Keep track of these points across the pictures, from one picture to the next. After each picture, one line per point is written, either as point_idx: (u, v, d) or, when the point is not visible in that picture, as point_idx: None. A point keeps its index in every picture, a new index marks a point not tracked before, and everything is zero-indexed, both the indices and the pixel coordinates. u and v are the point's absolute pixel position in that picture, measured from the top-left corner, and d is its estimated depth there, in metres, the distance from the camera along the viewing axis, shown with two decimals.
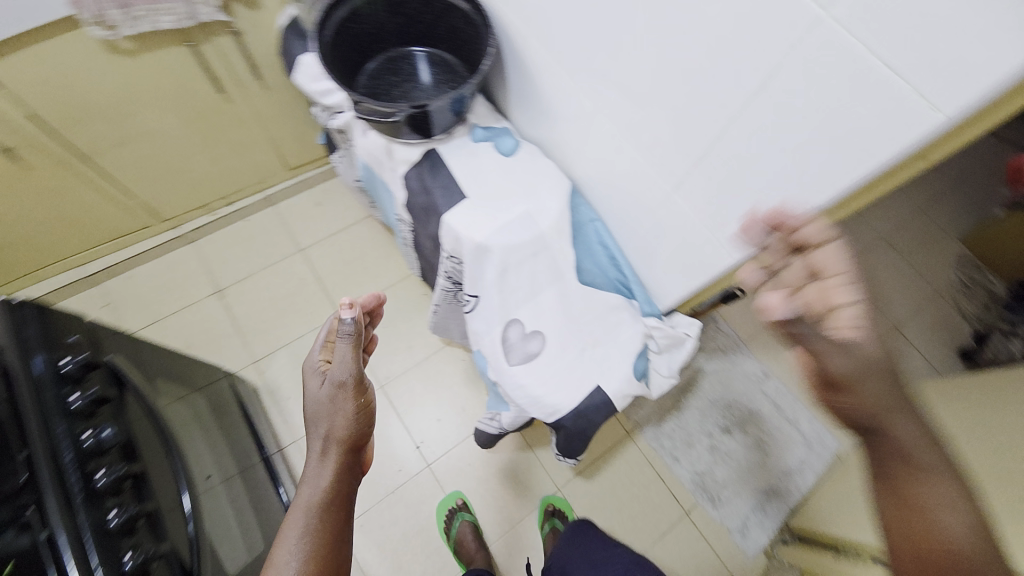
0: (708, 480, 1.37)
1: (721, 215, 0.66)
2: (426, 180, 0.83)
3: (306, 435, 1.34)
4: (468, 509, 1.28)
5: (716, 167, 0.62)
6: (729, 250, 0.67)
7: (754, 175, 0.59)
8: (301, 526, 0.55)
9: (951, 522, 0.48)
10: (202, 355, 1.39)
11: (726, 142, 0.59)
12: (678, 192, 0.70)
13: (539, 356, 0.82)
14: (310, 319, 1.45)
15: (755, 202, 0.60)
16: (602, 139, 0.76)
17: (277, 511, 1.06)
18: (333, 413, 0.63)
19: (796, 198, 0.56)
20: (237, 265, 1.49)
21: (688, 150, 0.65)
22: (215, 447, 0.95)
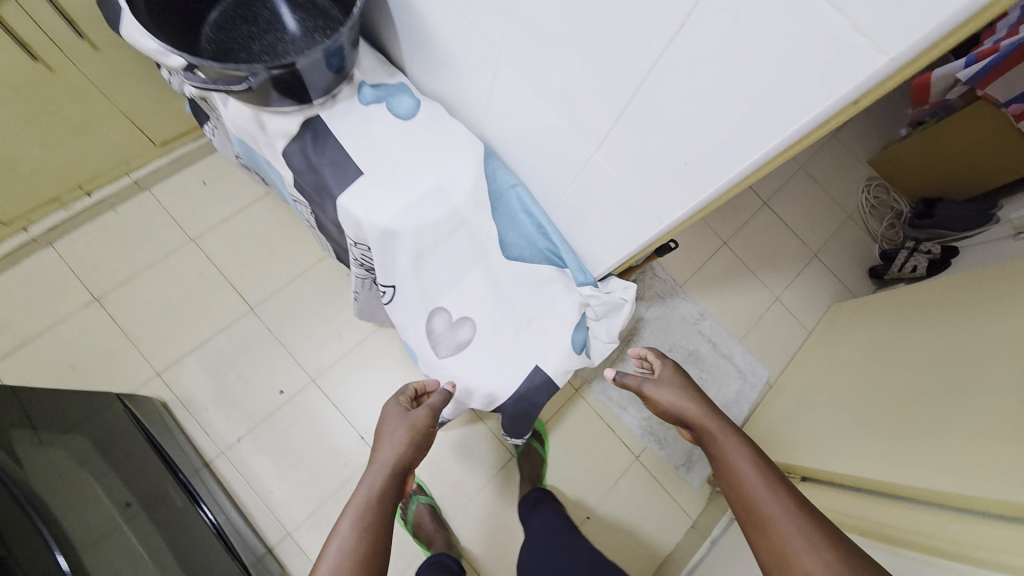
0: (654, 424, 1.42)
1: (651, 176, 0.59)
2: (311, 157, 0.70)
3: (234, 444, 1.23)
4: (423, 491, 1.24)
5: (641, 123, 0.55)
6: (661, 214, 0.62)
7: (681, 130, 0.52)
8: (344, 540, 0.56)
9: (745, 469, 0.67)
10: (93, 376, 1.20)
11: (650, 94, 0.52)
12: (603, 154, 0.62)
13: (469, 344, 0.76)
14: (218, 317, 1.28)
15: (686, 160, 0.54)
16: (514, 93, 0.66)
17: (207, 538, 0.96)
18: (405, 434, 0.66)
19: (725, 155, 0.50)
20: (116, 266, 1.27)
21: (609, 105, 0.56)
22: (108, 493, 0.82)
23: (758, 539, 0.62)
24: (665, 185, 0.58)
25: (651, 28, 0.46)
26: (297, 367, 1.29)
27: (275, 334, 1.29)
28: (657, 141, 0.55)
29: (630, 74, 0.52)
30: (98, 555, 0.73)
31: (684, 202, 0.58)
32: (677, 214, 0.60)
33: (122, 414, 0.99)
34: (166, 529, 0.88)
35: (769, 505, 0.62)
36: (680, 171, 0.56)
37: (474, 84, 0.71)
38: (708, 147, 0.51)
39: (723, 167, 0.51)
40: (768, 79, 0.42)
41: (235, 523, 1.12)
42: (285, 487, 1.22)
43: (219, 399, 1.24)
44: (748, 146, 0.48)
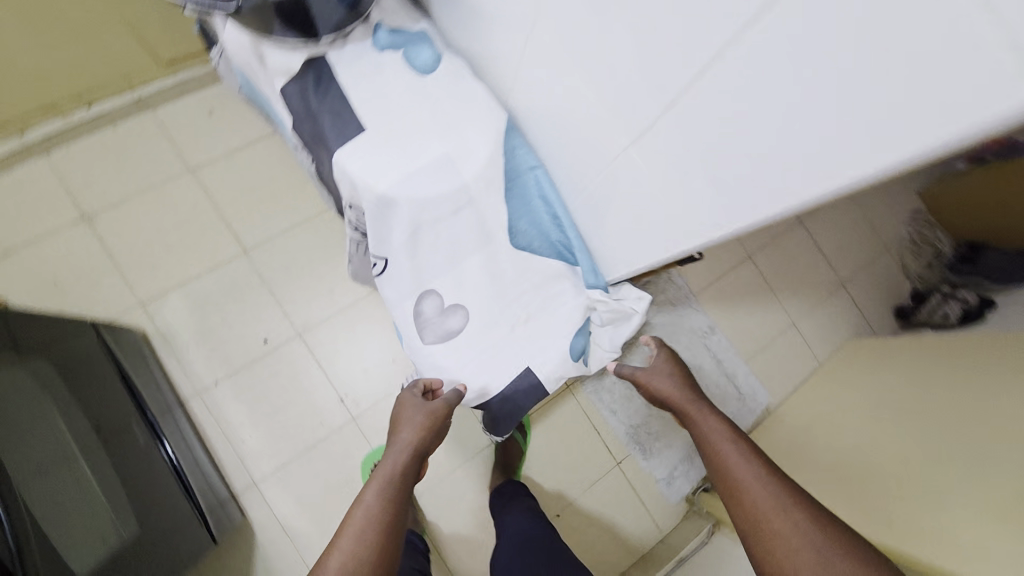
0: (642, 432, 1.37)
1: (693, 183, 0.51)
2: (310, 102, 0.62)
3: (211, 387, 1.20)
4: None
5: (693, 119, 0.46)
6: (695, 229, 0.54)
7: (737, 138, 0.43)
8: (366, 514, 0.56)
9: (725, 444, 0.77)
10: (76, 296, 1.17)
11: (709, 87, 0.42)
12: (643, 147, 0.54)
13: (460, 334, 0.69)
14: (209, 255, 1.23)
15: (736, 175, 0.45)
16: (552, 60, 0.57)
17: (167, 479, 0.93)
18: (416, 418, 0.65)
19: (780, 181, 0.41)
20: (110, 186, 1.21)
21: (660, 92, 0.48)
22: (57, 428, 0.76)
23: (731, 505, 0.72)
24: (707, 196, 0.50)
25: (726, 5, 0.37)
26: (284, 319, 1.24)
27: (266, 281, 1.24)
28: (707, 144, 0.46)
29: (689, 58, 0.43)
30: (40, 494, 0.68)
31: (724, 221, 0.50)
32: (715, 232, 0.52)
33: (92, 342, 0.95)
34: (123, 467, 0.84)
35: (744, 475, 0.72)
36: (727, 185, 0.47)
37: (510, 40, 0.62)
38: (765, 165, 0.42)
39: (776, 194, 0.42)
40: (851, 103, 0.32)
41: (202, 466, 1.11)
42: (256, 438, 1.20)
43: (200, 339, 1.20)
44: (808, 177, 0.39)
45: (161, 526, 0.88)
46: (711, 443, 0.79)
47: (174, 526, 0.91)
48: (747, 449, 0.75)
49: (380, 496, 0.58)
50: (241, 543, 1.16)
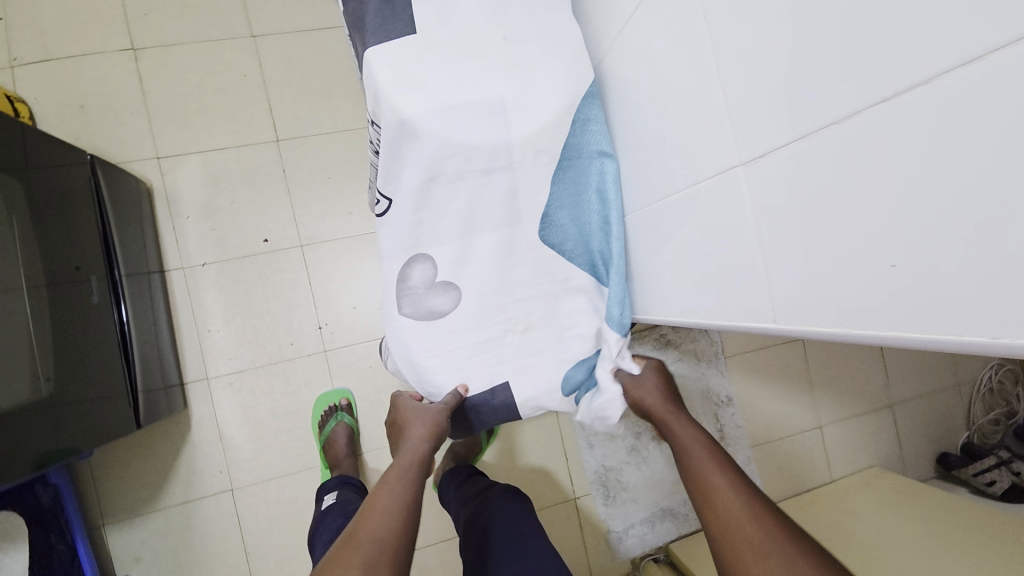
0: (612, 477, 1.25)
1: (803, 247, 0.35)
2: None
3: (198, 266, 1.13)
4: (349, 412, 1.13)
5: (848, 157, 0.30)
6: (778, 307, 0.38)
7: (911, 210, 0.26)
8: (386, 501, 0.50)
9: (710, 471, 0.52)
10: (98, 124, 1.10)
11: (900, 113, 0.26)
12: (755, 173, 0.38)
13: (441, 320, 0.57)
14: (241, 132, 1.14)
15: (881, 263, 0.29)
16: (676, 19, 0.42)
17: (109, 344, 0.90)
18: (426, 409, 0.58)
19: (956, 302, 0.25)
20: (166, 25, 1.13)
21: (815, 103, 0.31)
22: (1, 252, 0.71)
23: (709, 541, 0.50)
24: (814, 273, 0.34)
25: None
26: (291, 224, 1.15)
27: (286, 178, 1.15)
28: (851, 202, 0.30)
29: (885, 61, 0.26)
30: None
31: (827, 316, 0.34)
32: (806, 324, 0.36)
33: (81, 178, 0.90)
34: (60, 312, 0.80)
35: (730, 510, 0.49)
36: (855, 271, 0.31)
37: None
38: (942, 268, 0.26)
39: (938, 316, 0.26)
40: None
41: (160, 342, 1.05)
42: (224, 333, 1.13)
43: (203, 215, 1.13)
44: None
45: (82, 394, 0.83)
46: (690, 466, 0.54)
47: (97, 395, 0.86)
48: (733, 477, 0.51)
49: (400, 486, 0.51)
50: (174, 432, 1.11)
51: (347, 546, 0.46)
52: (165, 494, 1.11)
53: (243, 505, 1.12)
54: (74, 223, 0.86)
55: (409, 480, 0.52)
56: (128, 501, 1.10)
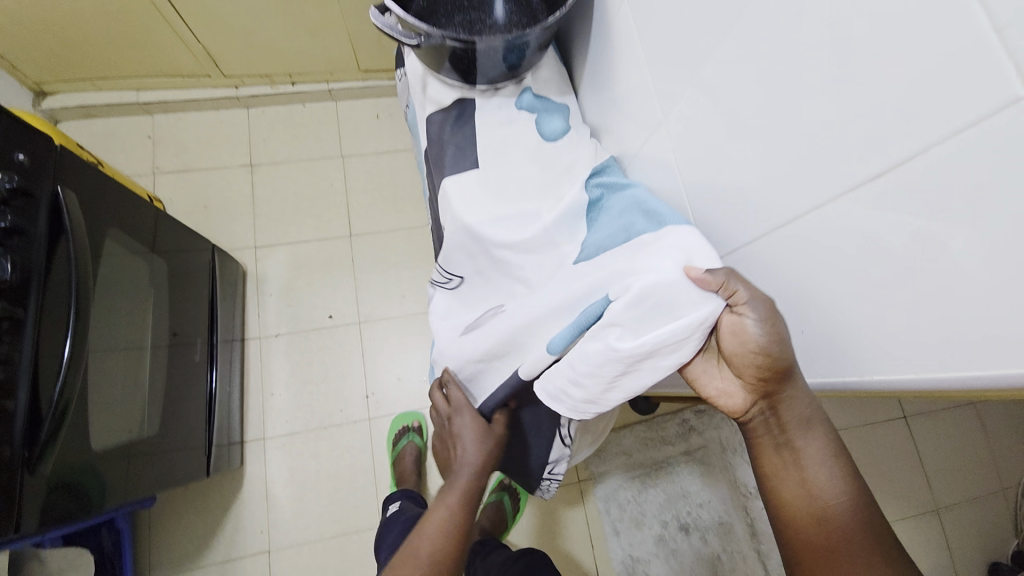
0: (639, 567, 1.23)
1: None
2: (445, 131, 0.71)
3: (271, 336, 1.32)
4: (419, 433, 1.24)
5: (774, 258, 0.47)
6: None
7: (819, 289, 0.43)
8: (439, 524, 0.63)
9: (816, 468, 0.45)
10: (214, 220, 1.38)
11: (801, 232, 0.43)
12: None
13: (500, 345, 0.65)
14: (324, 228, 1.40)
15: (797, 330, 0.48)
16: (659, 168, 0.62)
17: (197, 397, 1.06)
18: (472, 440, 0.68)
19: (842, 355, 0.43)
20: (277, 148, 1.45)
21: (753, 220, 0.48)
22: (140, 318, 0.91)
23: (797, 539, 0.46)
24: None
25: (835, 162, 0.38)
26: (352, 304, 1.35)
27: (354, 265, 1.37)
28: (781, 291, 0.48)
29: (785, 200, 0.44)
30: (108, 364, 0.80)
31: None
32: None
33: (205, 260, 1.15)
34: (173, 368, 0.99)
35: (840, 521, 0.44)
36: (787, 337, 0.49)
37: (633, 131, 0.67)
38: (830, 332, 0.43)
39: (834, 365, 0.44)
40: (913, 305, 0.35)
41: (231, 401, 1.20)
42: (285, 396, 1.28)
43: (284, 294, 1.35)
44: (875, 363, 0.40)
45: (178, 438, 0.99)
46: (800, 462, 0.46)
47: (184, 445, 1.00)
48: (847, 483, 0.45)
49: (451, 512, 0.64)
50: (228, 488, 1.21)
51: (409, 560, 0.62)
52: (209, 551, 1.17)
53: (278, 567, 1.17)
54: (189, 296, 1.07)
55: (464, 501, 0.65)
56: (174, 554, 1.17)
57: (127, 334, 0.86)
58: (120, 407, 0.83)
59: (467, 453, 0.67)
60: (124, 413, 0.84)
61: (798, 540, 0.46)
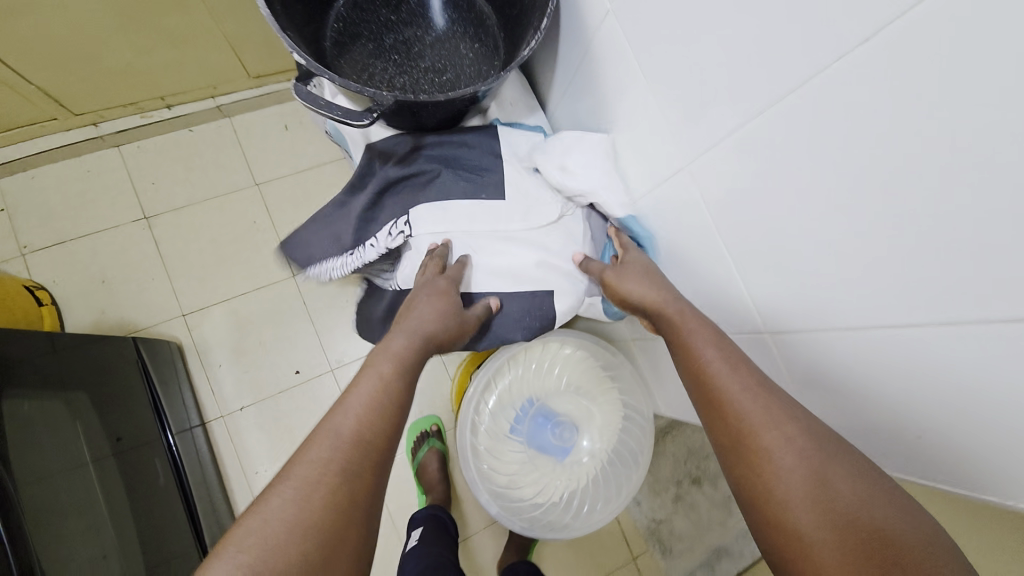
0: (663, 529, 1.30)
1: (844, 414, 0.49)
2: (410, 195, 0.59)
3: (235, 411, 1.17)
4: (440, 437, 1.20)
5: (877, 358, 0.42)
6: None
7: (931, 386, 0.39)
8: (352, 410, 0.46)
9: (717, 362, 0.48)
10: (123, 295, 1.16)
11: (914, 342, 0.38)
12: (783, 343, 0.51)
13: (540, 294, 0.58)
14: (259, 274, 1.21)
15: (910, 433, 0.44)
16: (687, 206, 0.55)
17: (175, 506, 0.93)
18: (428, 310, 0.53)
19: (963, 456, 0.40)
20: (173, 190, 1.21)
21: (839, 303, 0.43)
22: (70, 441, 0.76)
23: (727, 452, 0.46)
24: (852, 412, 0.48)
25: (965, 270, 0.33)
26: (319, 351, 1.21)
27: (308, 308, 1.22)
28: (882, 376, 0.43)
29: (890, 301, 0.38)
30: (43, 518, 0.66)
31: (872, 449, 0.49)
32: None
33: (128, 352, 0.97)
34: (131, 481, 0.85)
35: (761, 426, 0.43)
36: (890, 434, 0.45)
37: (649, 167, 0.58)
38: (952, 431, 0.40)
39: (954, 477, 0.42)
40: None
41: (212, 491, 1.08)
42: (272, 471, 1.16)
43: (235, 358, 1.18)
44: (1002, 451, 0.37)
45: (167, 563, 0.86)
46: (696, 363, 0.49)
47: (179, 556, 0.89)
48: (753, 381, 0.46)
49: (375, 395, 0.47)
50: None
51: (300, 456, 0.43)
52: None
53: None
54: (123, 403, 0.90)
55: (397, 368, 0.50)
56: None
57: (60, 467, 0.71)
58: (78, 559, 0.69)
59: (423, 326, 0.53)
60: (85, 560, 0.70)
61: (736, 425, 0.45)
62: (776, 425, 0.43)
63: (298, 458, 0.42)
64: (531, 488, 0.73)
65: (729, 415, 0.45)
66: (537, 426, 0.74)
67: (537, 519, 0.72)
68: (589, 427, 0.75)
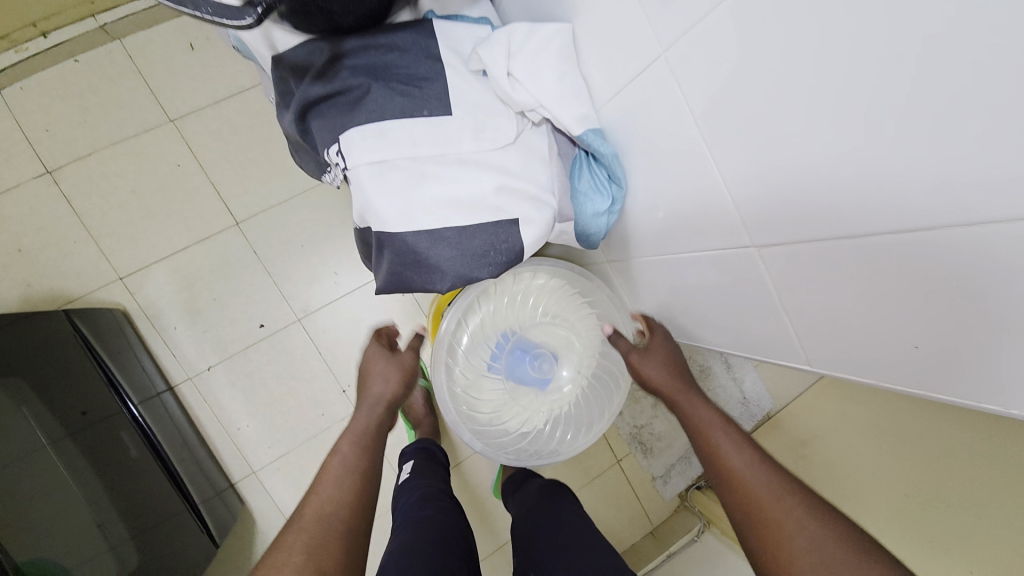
0: (645, 432, 1.34)
1: (833, 325, 0.46)
2: (338, 120, 0.49)
3: (202, 371, 1.11)
4: (421, 374, 1.19)
5: (877, 261, 0.38)
6: (809, 348, 0.51)
7: (937, 285, 0.35)
8: (334, 476, 0.61)
9: (727, 445, 0.57)
10: (45, 262, 1.04)
11: (918, 240, 0.34)
12: (768, 254, 0.47)
13: (504, 225, 0.51)
14: (196, 225, 1.10)
15: (906, 344, 0.40)
16: (663, 106, 0.47)
17: (153, 474, 0.91)
18: (380, 377, 0.71)
19: (958, 364, 0.37)
20: (72, 137, 1.04)
21: (835, 206, 0.38)
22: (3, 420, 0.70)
23: (737, 516, 0.53)
24: (839, 323, 0.45)
25: (982, 157, 0.28)
26: (281, 302, 1.14)
27: (260, 258, 1.12)
28: (878, 282, 0.39)
29: (897, 195, 0.33)
30: None
31: (857, 361, 0.46)
32: (835, 370, 0.50)
33: (63, 329, 0.88)
34: (94, 456, 0.81)
35: (759, 490, 0.53)
36: (880, 342, 0.43)
37: (619, 63, 0.48)
38: (949, 338, 0.37)
39: (944, 387, 0.39)
40: None
41: (193, 451, 1.05)
42: (254, 426, 1.13)
43: (189, 318, 1.10)
44: (1001, 354, 0.33)
45: (157, 526, 0.87)
46: (707, 438, 0.59)
47: (160, 519, 0.88)
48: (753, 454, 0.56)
49: (347, 459, 0.63)
50: (240, 530, 1.13)
51: (298, 517, 0.57)
52: None
53: None
54: (68, 377, 0.84)
55: (365, 439, 0.65)
56: None
57: None
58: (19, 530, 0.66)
59: (377, 389, 0.70)
60: (28, 529, 0.67)
61: (739, 496, 0.54)
62: (773, 496, 0.51)
63: (293, 520, 0.57)
64: (515, 420, 0.72)
65: (738, 485, 0.54)
66: (516, 359, 0.71)
67: (525, 449, 0.73)
68: (570, 355, 0.72)
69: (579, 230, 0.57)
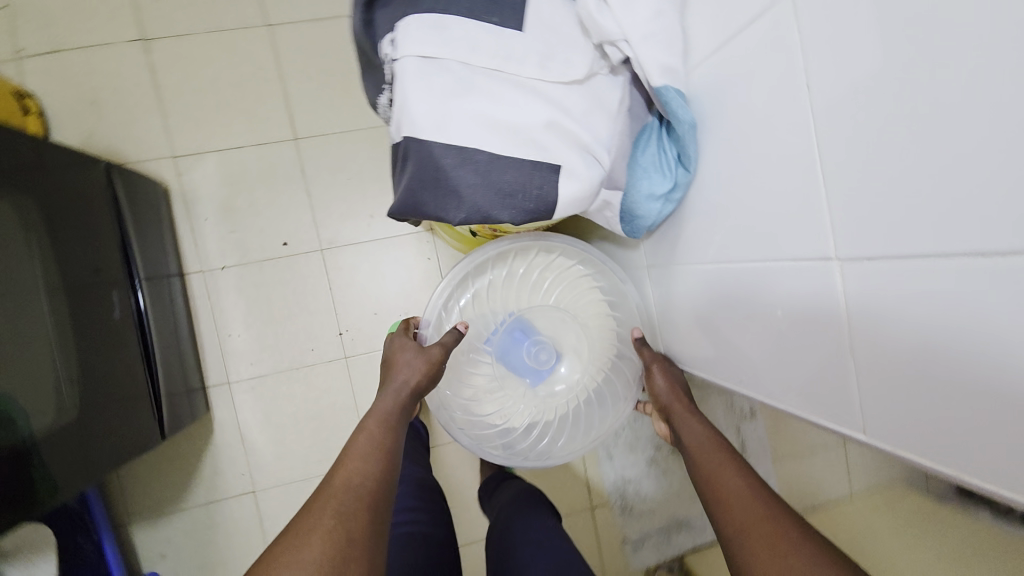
0: (630, 488, 1.21)
1: (918, 384, 0.36)
2: (404, 4, 0.44)
3: (216, 269, 1.11)
4: None
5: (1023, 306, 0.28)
6: (871, 412, 0.41)
7: None
8: (353, 468, 0.50)
9: (726, 469, 0.50)
10: (111, 120, 1.07)
11: None
12: (859, 275, 0.38)
13: (544, 167, 0.45)
14: (258, 128, 1.10)
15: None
16: (776, 75, 0.39)
17: (125, 351, 0.88)
18: (413, 359, 0.59)
19: None
20: (175, 14, 1.07)
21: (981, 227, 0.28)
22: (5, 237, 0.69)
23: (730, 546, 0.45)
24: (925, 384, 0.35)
25: None
26: (311, 227, 1.12)
27: (305, 178, 1.11)
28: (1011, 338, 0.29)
29: None
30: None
31: (933, 442, 0.36)
32: (901, 446, 0.39)
33: (97, 180, 0.88)
34: (77, 310, 0.79)
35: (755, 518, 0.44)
36: (982, 423, 0.32)
37: (736, 19, 0.41)
38: None
39: None
40: None
41: (180, 342, 1.04)
42: (243, 337, 1.11)
43: (221, 215, 1.10)
44: None
45: (111, 391, 0.85)
46: (704, 459, 0.52)
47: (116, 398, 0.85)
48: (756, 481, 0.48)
49: (368, 450, 0.52)
50: (196, 435, 1.10)
51: (309, 515, 0.45)
52: (189, 494, 1.10)
53: (266, 505, 1.11)
54: (84, 227, 0.83)
55: (390, 430, 0.54)
56: (152, 500, 1.09)
57: None
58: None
59: (407, 373, 0.59)
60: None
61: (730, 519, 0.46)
62: (762, 518, 0.44)
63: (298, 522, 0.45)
64: (494, 407, 0.64)
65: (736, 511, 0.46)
66: (511, 341, 0.63)
67: (490, 439, 0.65)
68: (574, 354, 0.64)
69: (625, 208, 0.51)
